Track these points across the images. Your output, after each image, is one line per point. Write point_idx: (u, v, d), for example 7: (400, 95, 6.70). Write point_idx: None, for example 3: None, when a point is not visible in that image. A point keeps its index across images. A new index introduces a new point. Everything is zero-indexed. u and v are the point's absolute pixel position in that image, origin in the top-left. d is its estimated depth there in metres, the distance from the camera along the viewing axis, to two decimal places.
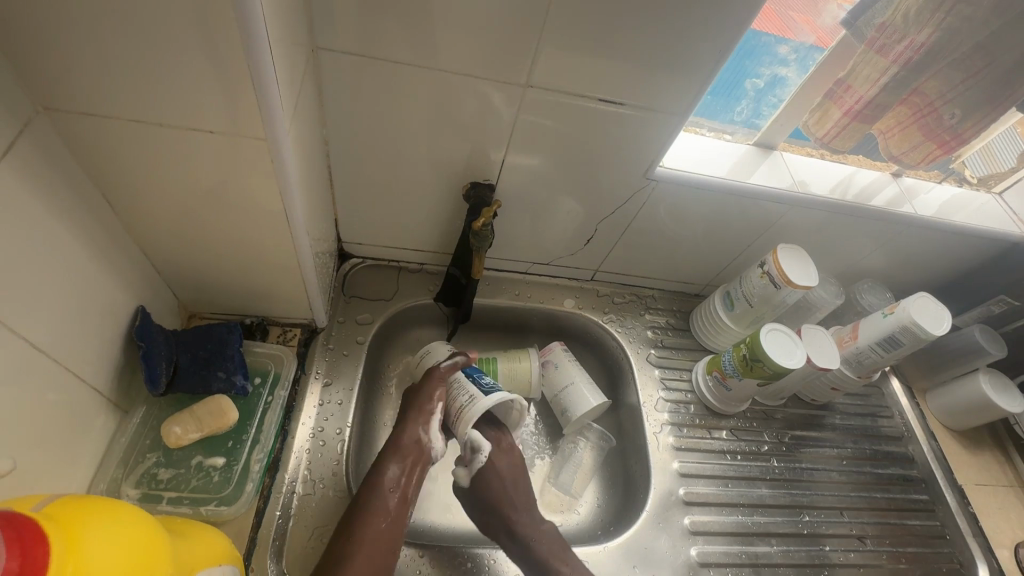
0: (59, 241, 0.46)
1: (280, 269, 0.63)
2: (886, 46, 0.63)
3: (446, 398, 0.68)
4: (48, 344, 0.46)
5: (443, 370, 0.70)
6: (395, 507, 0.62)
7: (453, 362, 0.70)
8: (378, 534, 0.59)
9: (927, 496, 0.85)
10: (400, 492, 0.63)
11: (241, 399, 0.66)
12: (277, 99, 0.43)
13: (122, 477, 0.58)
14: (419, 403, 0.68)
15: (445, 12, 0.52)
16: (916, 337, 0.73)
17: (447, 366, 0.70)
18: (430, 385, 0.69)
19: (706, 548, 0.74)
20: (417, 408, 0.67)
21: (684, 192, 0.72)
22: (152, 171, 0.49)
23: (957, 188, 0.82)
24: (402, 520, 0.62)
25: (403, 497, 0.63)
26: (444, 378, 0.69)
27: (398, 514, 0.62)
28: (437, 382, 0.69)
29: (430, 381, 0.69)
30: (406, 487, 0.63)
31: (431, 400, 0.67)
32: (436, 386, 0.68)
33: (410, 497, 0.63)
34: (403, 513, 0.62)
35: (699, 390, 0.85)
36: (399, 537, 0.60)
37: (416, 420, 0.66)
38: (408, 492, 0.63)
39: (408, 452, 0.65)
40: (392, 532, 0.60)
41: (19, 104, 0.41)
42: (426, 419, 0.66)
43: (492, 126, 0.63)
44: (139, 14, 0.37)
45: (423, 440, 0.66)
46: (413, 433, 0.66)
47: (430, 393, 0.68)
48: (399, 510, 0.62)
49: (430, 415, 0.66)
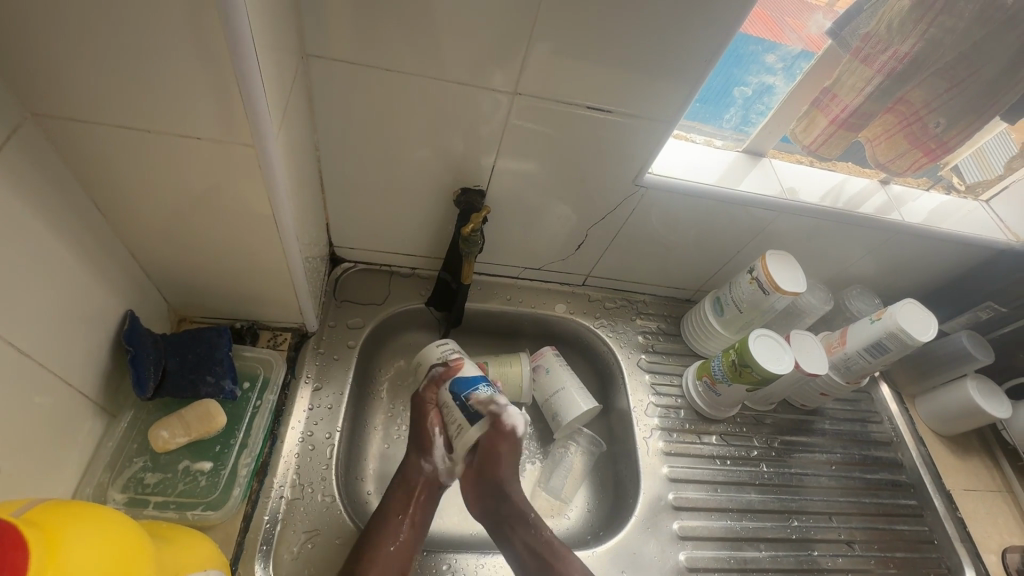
0: (47, 244, 0.46)
1: (270, 274, 0.63)
2: (871, 56, 0.64)
3: (438, 420, 0.68)
4: (34, 348, 0.47)
5: (425, 392, 0.69)
6: (404, 531, 0.63)
7: (434, 376, 0.69)
8: (387, 558, 0.60)
9: (915, 501, 0.85)
10: (407, 518, 0.64)
11: (230, 403, 0.67)
12: (264, 105, 0.44)
13: (108, 481, 0.58)
14: (417, 431, 0.69)
15: (433, 20, 0.52)
16: (903, 344, 0.74)
17: (429, 386, 0.69)
18: (420, 411, 0.69)
19: (695, 553, 0.74)
20: (417, 435, 0.69)
21: (673, 199, 0.72)
22: (141, 176, 0.49)
23: (944, 195, 0.83)
24: (412, 544, 0.63)
25: (411, 522, 0.64)
26: (431, 399, 0.69)
27: (408, 539, 0.63)
28: (426, 406, 0.69)
29: (423, 408, 0.69)
30: (415, 513, 0.65)
31: (428, 427, 0.68)
32: (429, 410, 0.68)
33: (419, 521, 0.65)
34: (413, 537, 0.64)
35: (689, 394, 0.85)
36: (410, 558, 0.62)
37: (416, 450, 0.68)
38: (417, 517, 0.65)
39: (415, 479, 0.66)
40: (402, 555, 0.62)
41: (7, 109, 0.41)
42: (426, 446, 0.68)
43: (482, 132, 0.64)
44: (129, 23, 0.38)
45: (427, 467, 0.67)
46: (417, 464, 0.67)
47: (423, 421, 0.68)
48: (409, 533, 0.63)
49: (430, 443, 0.68)
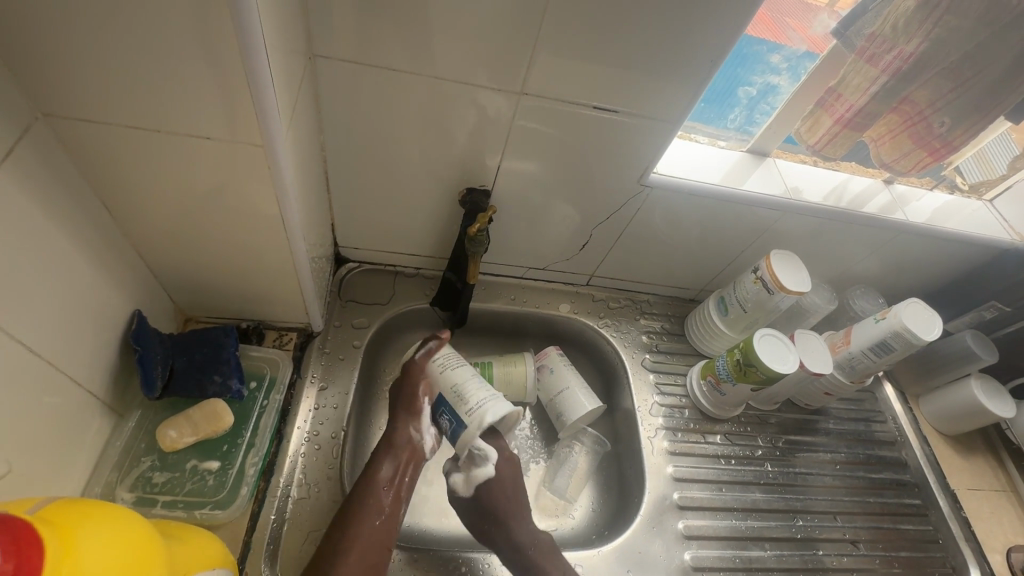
0: (57, 244, 0.47)
1: (277, 275, 0.63)
2: (875, 56, 0.64)
3: (429, 391, 0.68)
4: (44, 347, 0.47)
5: (418, 364, 0.69)
6: (389, 503, 0.63)
7: (428, 349, 0.70)
8: (373, 529, 0.60)
9: (920, 501, 0.85)
10: (394, 489, 0.64)
11: (237, 402, 0.67)
12: (273, 106, 0.44)
13: (116, 480, 0.58)
14: (406, 400, 0.68)
15: (440, 21, 0.53)
16: (908, 343, 0.74)
17: (423, 357, 0.70)
18: (411, 380, 0.69)
19: (700, 553, 0.74)
20: (406, 405, 0.68)
21: (679, 199, 0.73)
22: (151, 176, 0.49)
23: (948, 195, 0.83)
24: (396, 517, 0.63)
25: (397, 493, 0.64)
26: (424, 370, 0.69)
27: (393, 511, 0.63)
28: (418, 376, 0.69)
29: (413, 379, 0.69)
30: (401, 483, 0.65)
31: (417, 398, 0.68)
32: (419, 382, 0.68)
33: (404, 494, 0.65)
34: (397, 510, 0.63)
35: (693, 394, 0.85)
36: (394, 531, 0.62)
37: (406, 418, 0.67)
38: (402, 488, 0.65)
39: (402, 448, 0.66)
40: (387, 526, 0.61)
41: (18, 110, 0.41)
42: (416, 416, 0.68)
43: (488, 133, 0.64)
44: (141, 23, 0.38)
45: (415, 436, 0.67)
46: (406, 432, 0.67)
47: (414, 391, 0.68)
48: (393, 505, 0.63)
49: (419, 412, 0.68)
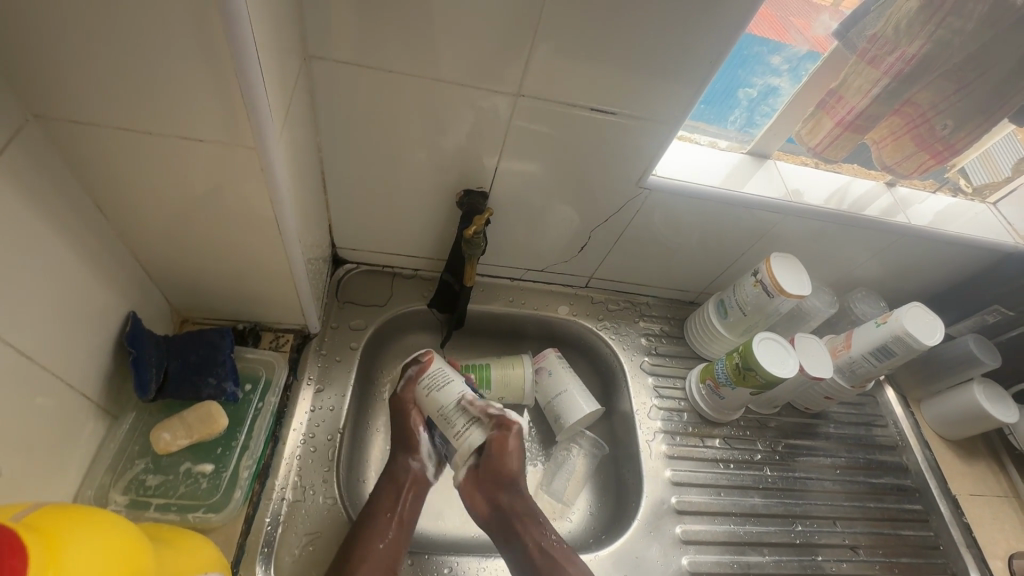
0: (49, 245, 0.46)
1: (273, 277, 0.63)
2: (877, 57, 0.64)
3: (421, 418, 0.69)
4: (36, 349, 0.47)
5: (403, 393, 0.70)
6: (392, 529, 0.63)
7: (410, 376, 0.70)
8: (376, 554, 0.60)
9: (921, 506, 0.84)
10: (396, 515, 0.64)
11: (231, 405, 0.66)
12: (267, 109, 0.44)
13: (110, 483, 0.58)
14: (401, 433, 0.70)
15: (436, 22, 0.52)
16: (909, 347, 0.73)
17: (405, 386, 0.70)
18: (401, 412, 0.70)
19: (698, 558, 0.73)
20: (402, 436, 0.69)
21: (678, 200, 0.72)
22: (144, 178, 0.49)
23: (951, 198, 0.82)
24: (400, 542, 0.63)
25: (399, 519, 0.64)
26: (411, 399, 0.70)
27: (397, 536, 0.63)
28: (407, 407, 0.70)
29: (404, 410, 0.70)
30: (403, 511, 0.65)
31: (411, 428, 0.69)
32: (410, 411, 0.69)
33: (407, 519, 0.65)
34: (401, 535, 0.63)
35: (692, 397, 0.85)
36: (398, 556, 0.62)
37: (404, 448, 0.69)
38: (404, 515, 0.65)
39: (403, 477, 0.67)
40: (392, 552, 0.61)
41: (9, 111, 0.41)
42: (413, 446, 0.69)
43: (485, 135, 0.64)
44: (132, 25, 0.38)
45: (415, 465, 0.68)
46: (405, 462, 0.68)
47: (406, 423, 0.69)
48: (396, 531, 0.63)
49: (416, 442, 0.69)
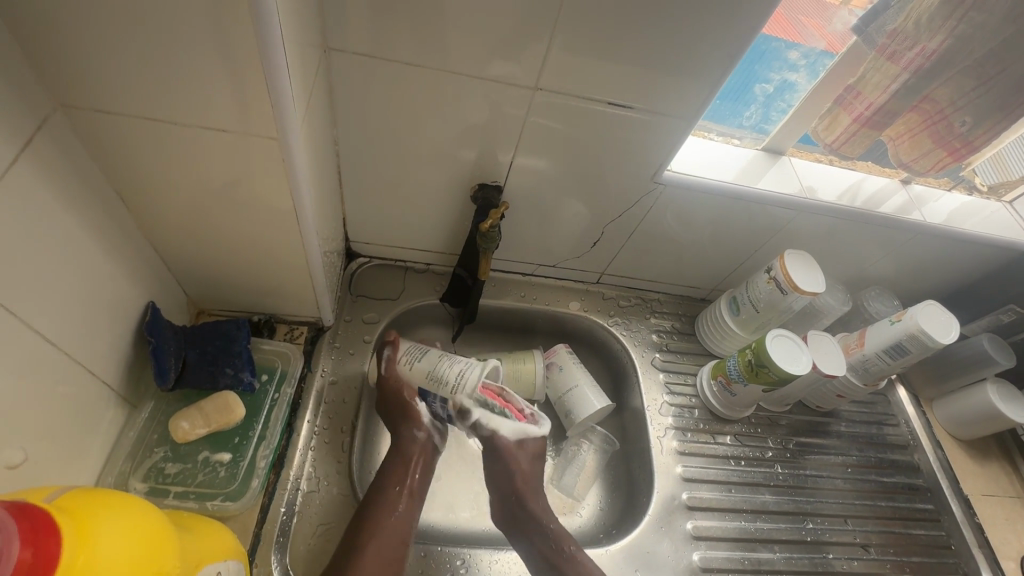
0: (73, 235, 0.47)
1: (289, 269, 0.63)
2: (897, 52, 0.64)
3: (415, 391, 0.69)
4: (60, 338, 0.47)
5: (388, 373, 0.69)
6: (402, 502, 0.63)
7: (387, 359, 0.70)
8: (388, 526, 0.60)
9: (932, 506, 0.84)
10: (405, 487, 0.64)
11: (248, 395, 0.67)
12: (290, 101, 0.44)
13: (129, 471, 0.59)
14: (397, 406, 0.69)
15: (455, 17, 0.52)
16: (924, 346, 0.73)
17: (387, 367, 0.70)
18: (391, 390, 0.69)
19: (709, 554, 0.73)
20: (402, 409, 0.68)
21: (692, 196, 0.72)
22: (166, 168, 0.50)
23: (966, 197, 0.81)
24: (411, 514, 0.63)
25: (409, 491, 0.64)
26: (396, 377, 0.69)
27: (407, 508, 0.63)
28: (394, 385, 0.69)
29: (393, 389, 0.69)
30: (412, 482, 0.65)
31: (407, 400, 0.68)
32: (400, 387, 0.69)
33: (416, 490, 0.65)
34: (412, 507, 0.64)
35: (703, 394, 0.85)
36: (411, 527, 0.62)
37: (406, 421, 0.68)
38: (414, 486, 0.65)
39: (410, 449, 0.67)
40: (403, 524, 0.62)
41: (36, 100, 0.41)
42: (415, 416, 0.68)
43: (501, 130, 0.64)
44: (159, 16, 0.38)
45: (421, 435, 0.67)
46: (410, 433, 0.67)
47: (400, 396, 0.68)
48: (407, 503, 0.63)
49: (417, 413, 0.68)
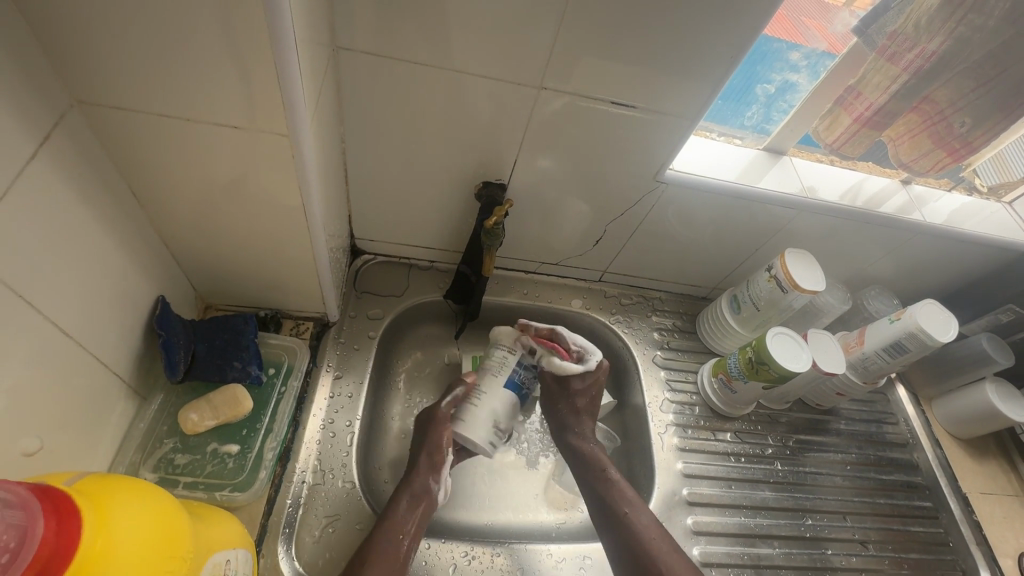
0: (87, 228, 0.48)
1: (297, 265, 0.64)
2: (898, 54, 0.65)
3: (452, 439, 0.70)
4: (74, 328, 0.48)
5: (445, 409, 0.71)
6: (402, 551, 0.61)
7: (456, 397, 0.72)
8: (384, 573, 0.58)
9: (931, 504, 0.85)
10: (408, 538, 0.62)
11: (255, 388, 0.68)
12: (301, 99, 0.45)
13: (139, 461, 0.60)
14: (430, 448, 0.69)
15: (462, 18, 0.53)
16: (923, 344, 0.74)
17: (449, 404, 0.72)
18: (434, 426, 0.70)
19: (708, 548, 0.74)
20: (429, 457, 0.69)
21: (694, 195, 0.73)
22: (178, 165, 0.51)
23: (966, 197, 0.82)
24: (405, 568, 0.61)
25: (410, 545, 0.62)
26: (447, 418, 0.71)
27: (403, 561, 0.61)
28: (440, 424, 0.70)
29: (438, 425, 0.70)
30: (415, 534, 0.63)
31: (441, 445, 0.69)
32: (442, 428, 0.70)
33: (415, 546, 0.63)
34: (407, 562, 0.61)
35: (704, 392, 0.86)
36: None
37: (429, 467, 0.68)
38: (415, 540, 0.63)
39: (422, 496, 0.66)
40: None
41: (55, 96, 0.42)
42: (437, 465, 0.68)
43: (506, 129, 0.65)
44: (176, 16, 0.39)
45: (433, 486, 0.67)
46: (426, 480, 0.67)
47: (438, 438, 0.69)
48: (404, 555, 0.61)
49: (441, 460, 0.69)
